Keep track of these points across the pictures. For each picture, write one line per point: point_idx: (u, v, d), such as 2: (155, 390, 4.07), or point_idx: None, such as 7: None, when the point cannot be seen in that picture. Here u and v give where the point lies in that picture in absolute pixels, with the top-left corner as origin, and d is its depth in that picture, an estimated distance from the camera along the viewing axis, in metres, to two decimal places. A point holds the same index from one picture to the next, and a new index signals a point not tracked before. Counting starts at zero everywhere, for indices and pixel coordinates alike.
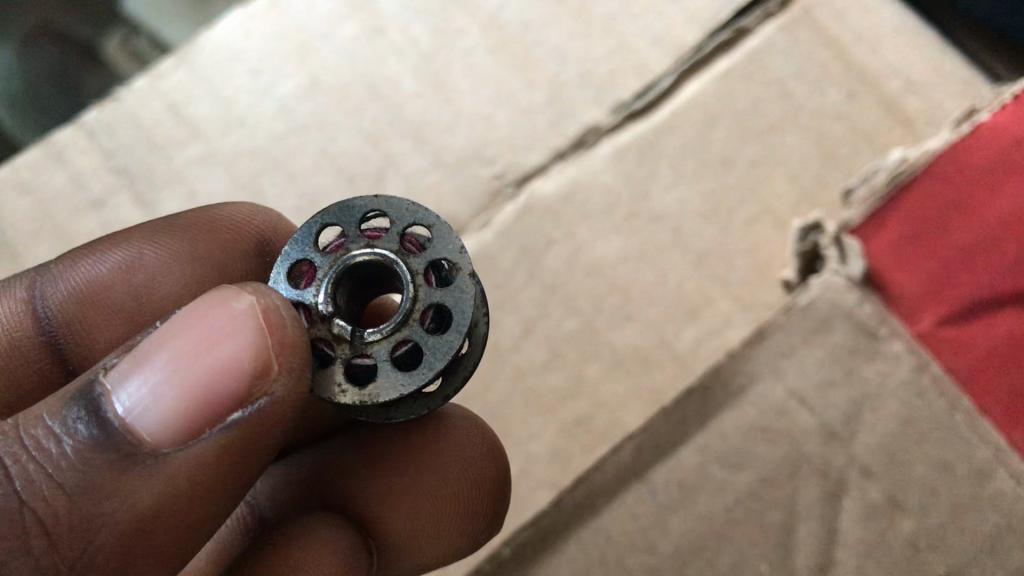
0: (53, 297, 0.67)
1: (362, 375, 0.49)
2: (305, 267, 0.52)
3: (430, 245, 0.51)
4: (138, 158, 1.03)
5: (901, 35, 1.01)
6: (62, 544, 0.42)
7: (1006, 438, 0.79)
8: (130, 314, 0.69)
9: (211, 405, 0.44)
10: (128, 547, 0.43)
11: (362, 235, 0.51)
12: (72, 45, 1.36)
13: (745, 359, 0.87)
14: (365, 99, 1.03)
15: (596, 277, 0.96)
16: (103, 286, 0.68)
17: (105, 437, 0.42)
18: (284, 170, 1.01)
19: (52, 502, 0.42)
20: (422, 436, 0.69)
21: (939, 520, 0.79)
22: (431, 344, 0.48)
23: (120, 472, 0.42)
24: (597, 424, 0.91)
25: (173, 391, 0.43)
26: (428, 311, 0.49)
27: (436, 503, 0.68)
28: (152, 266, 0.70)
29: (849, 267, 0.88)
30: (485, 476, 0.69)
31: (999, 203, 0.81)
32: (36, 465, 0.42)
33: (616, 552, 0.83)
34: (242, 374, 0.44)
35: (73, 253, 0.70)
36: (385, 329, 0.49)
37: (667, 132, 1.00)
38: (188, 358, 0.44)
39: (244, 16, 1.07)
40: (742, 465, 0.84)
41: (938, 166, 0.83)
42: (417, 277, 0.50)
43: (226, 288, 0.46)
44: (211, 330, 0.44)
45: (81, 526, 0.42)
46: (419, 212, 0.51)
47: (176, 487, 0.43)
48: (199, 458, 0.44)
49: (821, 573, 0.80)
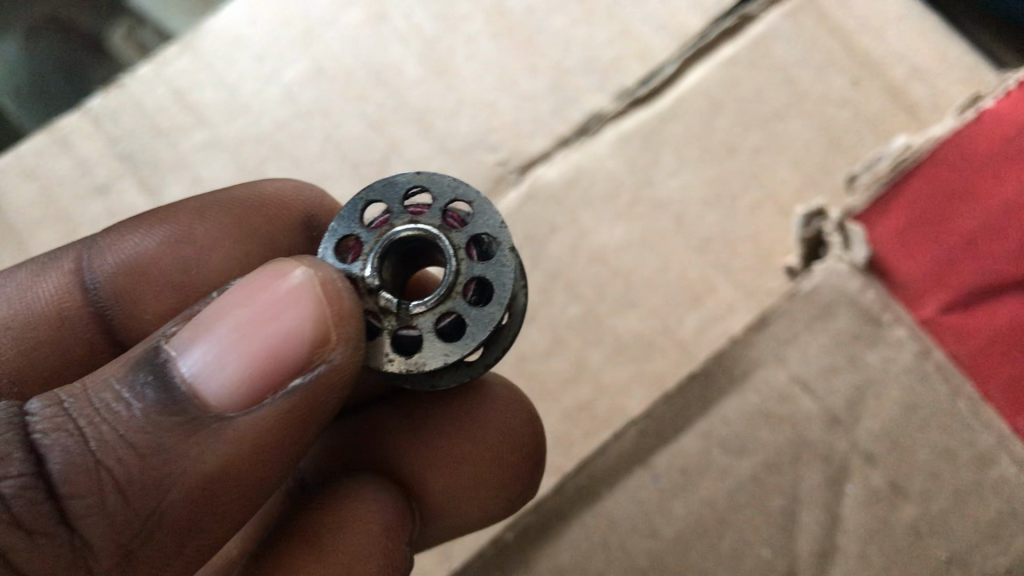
0: (100, 269, 0.68)
1: (408, 345, 0.50)
2: (351, 242, 0.52)
3: (471, 219, 0.51)
4: (142, 145, 1.03)
5: (905, 21, 1.01)
6: (134, 501, 0.43)
7: (1009, 424, 0.78)
8: (178, 286, 0.69)
9: (273, 373, 0.45)
10: (196, 503, 0.44)
11: (405, 210, 0.52)
12: (75, 35, 1.37)
13: (747, 345, 0.87)
14: (369, 85, 1.03)
15: (599, 264, 0.96)
16: (152, 257, 0.69)
17: (172, 400, 0.43)
18: (287, 157, 1.01)
19: (124, 461, 0.43)
20: (463, 400, 0.69)
21: (942, 506, 0.79)
22: (473, 316, 0.49)
23: (188, 434, 0.43)
24: (600, 410, 0.91)
25: (237, 359, 0.44)
26: (470, 284, 0.50)
27: (474, 466, 0.69)
28: (200, 240, 0.70)
29: (852, 253, 0.88)
30: (523, 440, 0.70)
31: (1003, 188, 0.78)
32: (108, 426, 0.43)
33: (619, 537, 0.83)
34: (302, 344, 0.45)
35: (122, 227, 0.70)
36: (431, 302, 0.49)
37: (672, 118, 1.00)
38: (250, 328, 0.45)
39: (249, 3, 1.07)
40: (745, 450, 0.85)
41: (941, 152, 0.82)
42: (459, 251, 0.50)
43: (286, 261, 0.47)
44: (272, 301, 0.45)
45: (153, 485, 0.43)
46: (460, 188, 0.51)
47: (242, 448, 0.45)
48: (262, 421, 0.45)
49: (824, 558, 0.80)
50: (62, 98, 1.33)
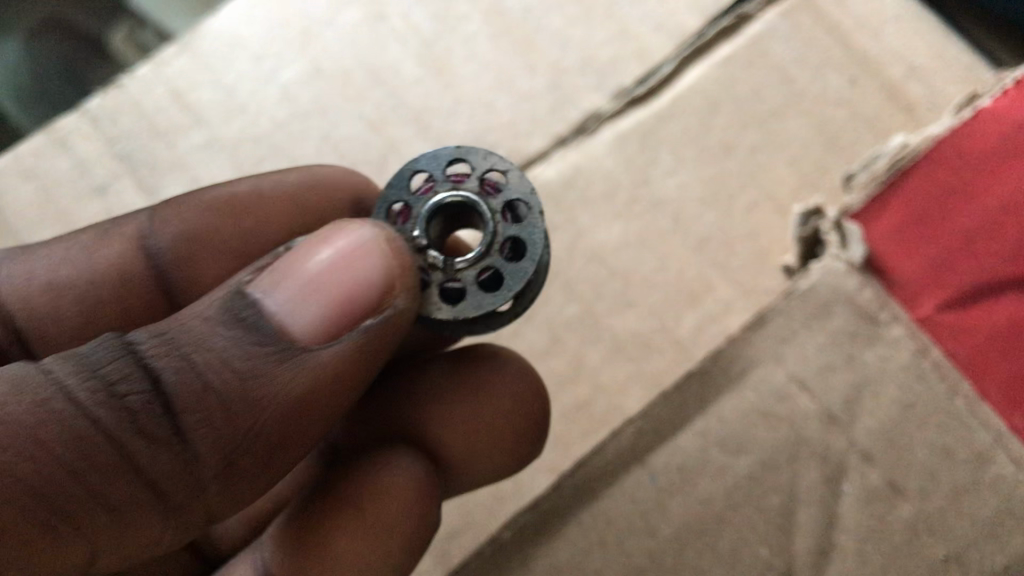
0: (162, 236, 0.75)
1: (453, 296, 0.57)
2: (400, 207, 0.58)
3: (506, 187, 0.57)
4: (140, 145, 1.03)
5: (903, 20, 1.02)
6: (236, 418, 0.49)
7: (1005, 422, 0.79)
8: (234, 255, 0.76)
9: (347, 315, 0.53)
10: (286, 420, 0.52)
11: (447, 179, 0.57)
12: (76, 38, 1.39)
13: (745, 343, 0.87)
14: (367, 86, 1.04)
15: (597, 263, 0.96)
16: (211, 227, 0.76)
17: (266, 333, 0.50)
18: (285, 157, 1.01)
19: (228, 383, 0.49)
20: (474, 372, 0.75)
21: (939, 504, 0.79)
22: (510, 270, 0.55)
23: (281, 361, 0.50)
24: (597, 409, 0.91)
25: (317, 303, 0.52)
26: (506, 242, 0.55)
27: (490, 433, 0.74)
28: (256, 214, 0.77)
29: (849, 252, 0.87)
30: (532, 407, 0.75)
31: (1000, 186, 0.81)
32: (213, 352, 0.49)
33: (616, 535, 0.83)
34: (372, 290, 0.53)
35: (185, 197, 0.77)
36: (472, 259, 0.55)
37: (669, 117, 1.00)
38: (326, 277, 0.52)
39: (247, 3, 1.07)
40: (743, 449, 0.85)
41: (938, 151, 0.84)
42: (495, 214, 0.56)
43: (352, 223, 0.55)
44: (344, 255, 0.53)
45: (253, 404, 0.49)
46: (495, 160, 0.57)
47: (324, 374, 0.52)
48: (342, 351, 0.52)
49: (821, 557, 0.80)
50: (61, 99, 1.36)
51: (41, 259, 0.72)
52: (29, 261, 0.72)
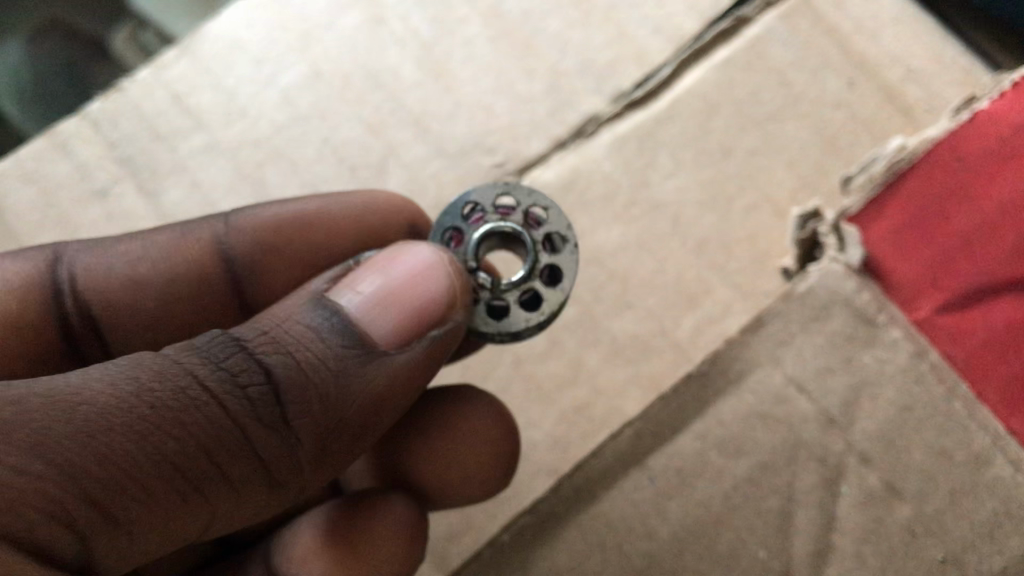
0: (237, 242, 0.85)
1: (498, 311, 0.69)
2: (455, 233, 0.71)
3: (545, 221, 0.69)
4: (141, 148, 1.03)
5: (900, 23, 1.02)
6: (329, 408, 0.56)
7: (1003, 424, 0.79)
8: (304, 266, 0.88)
9: (419, 324, 0.61)
10: (365, 407, 0.60)
11: (496, 212, 0.70)
12: (78, 39, 1.40)
13: (743, 346, 0.88)
14: (366, 89, 1.04)
15: (596, 266, 0.96)
16: (281, 238, 0.86)
17: (355, 337, 0.56)
18: (286, 161, 1.02)
19: (325, 379, 0.55)
20: (451, 412, 0.82)
21: (937, 506, 0.80)
22: (547, 293, 0.68)
23: (366, 361, 0.57)
24: (596, 411, 0.91)
25: (393, 313, 0.60)
26: (544, 269, 0.68)
27: (462, 465, 0.81)
28: (323, 230, 0.87)
29: (848, 255, 0.88)
30: (500, 442, 0.81)
31: (999, 189, 0.79)
32: (314, 351, 0.55)
33: (615, 538, 0.84)
34: (437, 306, 0.62)
35: (259, 208, 0.86)
36: (516, 281, 0.69)
37: (668, 120, 1.00)
38: (400, 292, 0.60)
39: (247, 6, 1.08)
40: (741, 452, 0.85)
41: (936, 153, 0.83)
42: (536, 244, 0.69)
43: (417, 246, 0.63)
44: (413, 274, 0.62)
45: (342, 396, 0.56)
46: (537, 197, 0.69)
47: (397, 372, 0.60)
48: (414, 353, 0.61)
49: (819, 559, 0.80)
50: (61, 99, 1.36)
51: (119, 252, 0.80)
52: (112, 248, 0.80)
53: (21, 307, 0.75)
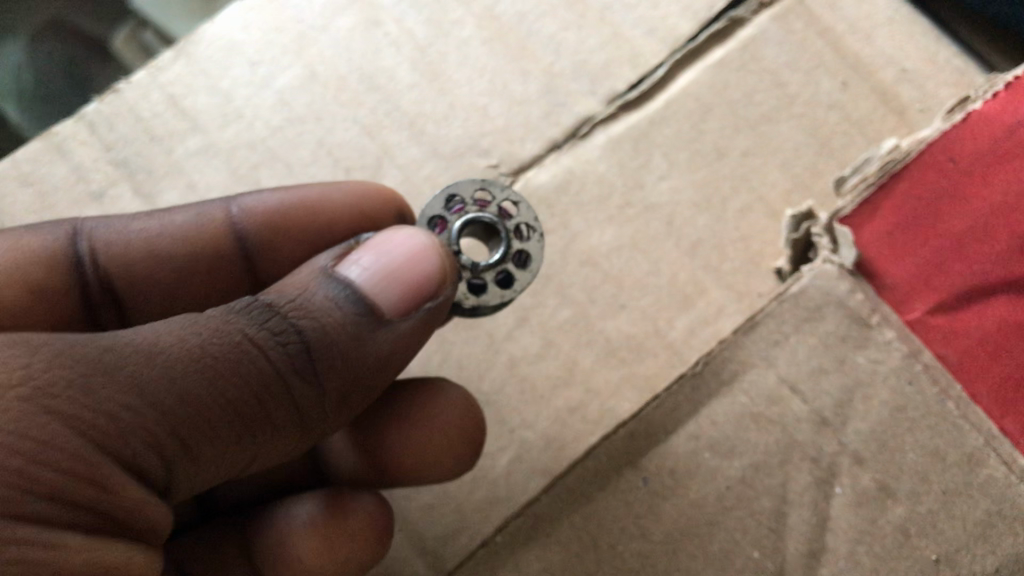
0: (247, 221, 0.86)
1: (476, 289, 0.75)
2: (436, 220, 0.77)
3: (518, 213, 0.77)
4: (138, 150, 1.04)
5: (894, 25, 1.02)
6: (349, 366, 0.61)
7: (997, 425, 0.80)
8: (310, 246, 0.88)
9: (418, 296, 0.63)
10: (380, 366, 0.64)
11: (475, 203, 0.76)
12: (80, 40, 1.42)
13: (736, 347, 0.87)
14: (361, 91, 1.04)
15: (590, 268, 0.97)
16: (287, 220, 0.87)
17: (365, 305, 0.60)
18: (281, 162, 1.02)
19: (348, 341, 0.59)
20: (419, 403, 0.85)
21: (930, 507, 0.80)
22: (520, 274, 0.75)
23: (376, 327, 0.61)
24: (590, 412, 0.92)
25: (388, 287, 0.61)
26: (517, 253, 0.76)
27: (427, 456, 0.84)
28: (328, 214, 0.87)
29: (840, 255, 0.88)
30: (464, 430, 0.84)
31: (991, 191, 0.78)
32: (336, 316, 0.59)
33: (609, 538, 0.84)
34: (433, 279, 0.64)
35: (265, 192, 0.87)
36: (495, 262, 0.75)
37: (662, 122, 1.01)
38: (396, 268, 0.62)
39: (243, 8, 1.08)
40: (734, 452, 0.85)
41: (928, 157, 0.84)
42: (510, 232, 0.76)
43: (408, 228, 0.65)
44: (408, 251, 0.63)
45: (359, 355, 0.61)
46: (510, 193, 0.77)
47: (405, 336, 0.64)
48: (420, 319, 0.64)
49: (812, 559, 0.81)
50: (63, 100, 1.38)
51: (136, 224, 0.82)
52: (128, 224, 0.82)
53: (46, 276, 0.77)
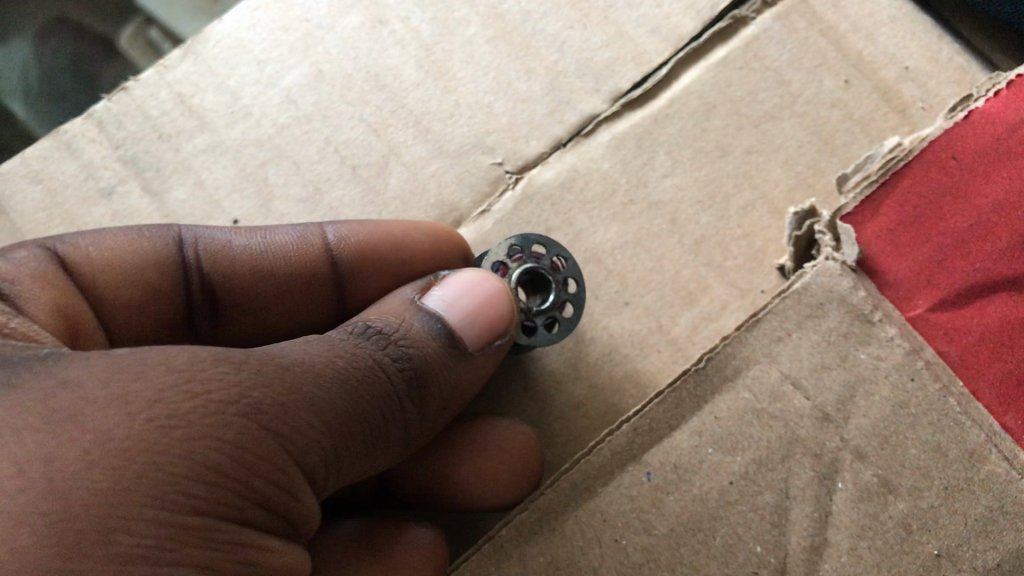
0: (342, 249, 0.87)
1: (526, 330, 0.85)
2: (499, 265, 0.88)
3: (566, 267, 0.88)
4: (146, 148, 1.05)
5: (896, 23, 1.03)
6: (444, 387, 0.70)
7: (999, 421, 0.82)
8: (393, 278, 0.91)
9: (493, 332, 0.72)
10: (465, 387, 0.73)
11: (532, 254, 0.88)
12: (86, 39, 1.44)
13: (740, 343, 0.87)
14: (368, 89, 1.05)
15: (595, 265, 0.97)
16: (376, 254, 0.88)
17: (451, 337, 0.69)
18: (288, 160, 1.03)
19: (446, 365, 0.69)
20: (484, 437, 0.90)
21: (931, 502, 0.80)
22: (565, 320, 0.87)
23: (461, 357, 0.70)
24: (596, 408, 0.93)
25: (465, 325, 0.70)
26: (564, 303, 0.87)
27: (487, 486, 0.88)
28: (416, 249, 0.89)
29: (844, 253, 0.87)
30: (524, 459, 0.87)
31: (993, 189, 0.85)
32: (437, 344, 0.68)
33: (613, 533, 0.84)
34: (504, 319, 0.72)
35: (356, 224, 0.89)
36: (545, 309, 0.85)
37: (666, 119, 1.01)
38: (473, 309, 0.71)
39: (250, 7, 1.09)
40: (737, 448, 0.85)
41: (932, 153, 0.88)
42: (560, 284, 0.87)
43: (480, 272, 0.74)
44: (482, 292, 0.72)
45: (451, 379, 0.70)
46: (563, 249, 0.89)
47: (484, 364, 0.74)
48: (499, 349, 0.74)
49: (814, 554, 0.81)
50: (66, 98, 1.39)
51: (239, 238, 0.84)
52: (235, 239, 0.84)
53: (160, 279, 0.80)
